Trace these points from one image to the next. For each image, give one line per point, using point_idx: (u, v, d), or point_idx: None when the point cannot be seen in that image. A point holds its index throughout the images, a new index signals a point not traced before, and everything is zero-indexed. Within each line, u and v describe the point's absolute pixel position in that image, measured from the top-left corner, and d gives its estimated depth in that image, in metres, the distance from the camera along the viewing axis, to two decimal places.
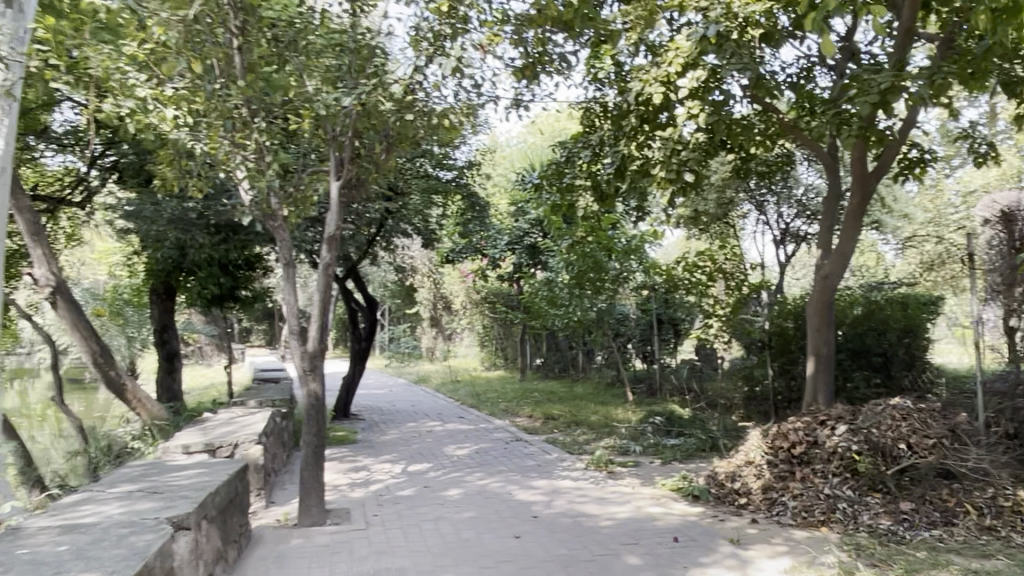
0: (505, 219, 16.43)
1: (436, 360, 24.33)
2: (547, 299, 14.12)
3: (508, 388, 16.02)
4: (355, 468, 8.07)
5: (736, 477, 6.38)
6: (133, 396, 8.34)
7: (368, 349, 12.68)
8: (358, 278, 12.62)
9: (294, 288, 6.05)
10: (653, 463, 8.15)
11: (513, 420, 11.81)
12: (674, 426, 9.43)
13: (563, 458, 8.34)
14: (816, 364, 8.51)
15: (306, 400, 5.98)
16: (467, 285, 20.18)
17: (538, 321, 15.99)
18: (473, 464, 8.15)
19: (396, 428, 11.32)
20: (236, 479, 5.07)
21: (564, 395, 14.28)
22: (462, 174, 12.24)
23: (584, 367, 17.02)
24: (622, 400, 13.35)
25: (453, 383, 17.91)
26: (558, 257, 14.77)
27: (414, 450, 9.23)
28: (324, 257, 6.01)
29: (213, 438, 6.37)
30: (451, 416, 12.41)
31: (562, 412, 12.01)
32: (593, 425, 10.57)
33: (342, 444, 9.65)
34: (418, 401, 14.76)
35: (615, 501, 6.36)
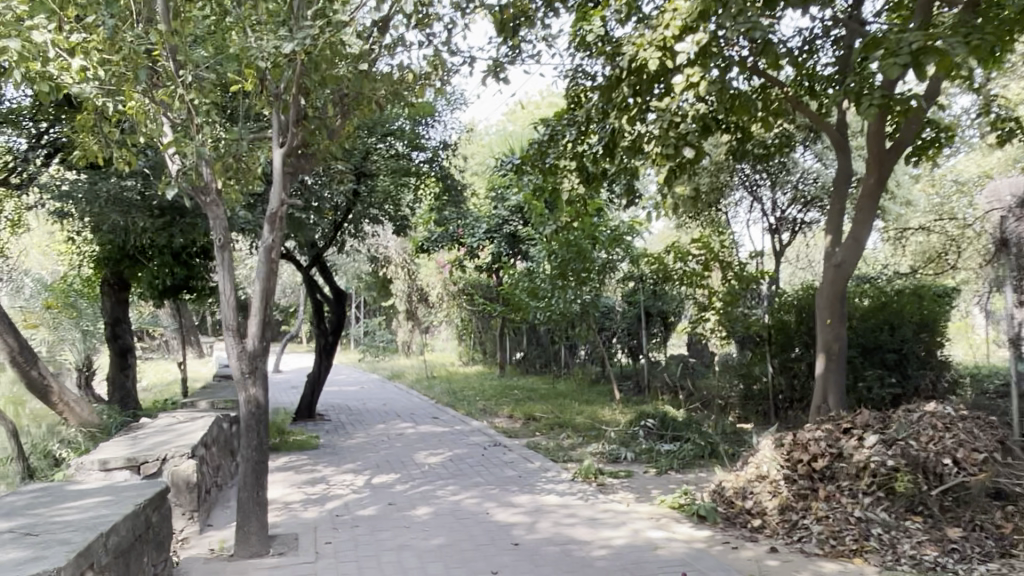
0: (482, 206, 15.54)
1: (412, 355, 23.38)
2: (528, 291, 13.23)
3: (486, 385, 15.11)
4: (312, 480, 7.15)
5: (748, 494, 5.55)
6: (60, 399, 7.36)
7: (335, 344, 11.73)
8: (323, 268, 11.66)
9: (231, 275, 5.10)
10: (648, 473, 7.28)
11: (491, 422, 10.91)
12: (668, 429, 8.58)
13: (546, 468, 7.46)
14: (827, 362, 7.65)
15: (245, 408, 5.04)
16: (443, 276, 19.23)
17: (519, 314, 15.10)
18: (446, 475, 7.25)
19: (364, 431, 10.39)
20: (151, 508, 4.14)
21: (547, 393, 13.40)
22: (439, 155, 11.30)
23: (566, 362, 16.15)
24: (608, 399, 12.51)
25: (429, 379, 16.97)
26: (540, 246, 13.87)
27: (381, 457, 8.31)
28: (267, 238, 5.07)
29: (138, 452, 5.45)
30: (425, 416, 11.49)
31: (545, 412, 11.13)
32: (579, 428, 9.71)
33: (302, 451, 8.71)
34: (391, 400, 13.83)
35: (609, 523, 5.49)
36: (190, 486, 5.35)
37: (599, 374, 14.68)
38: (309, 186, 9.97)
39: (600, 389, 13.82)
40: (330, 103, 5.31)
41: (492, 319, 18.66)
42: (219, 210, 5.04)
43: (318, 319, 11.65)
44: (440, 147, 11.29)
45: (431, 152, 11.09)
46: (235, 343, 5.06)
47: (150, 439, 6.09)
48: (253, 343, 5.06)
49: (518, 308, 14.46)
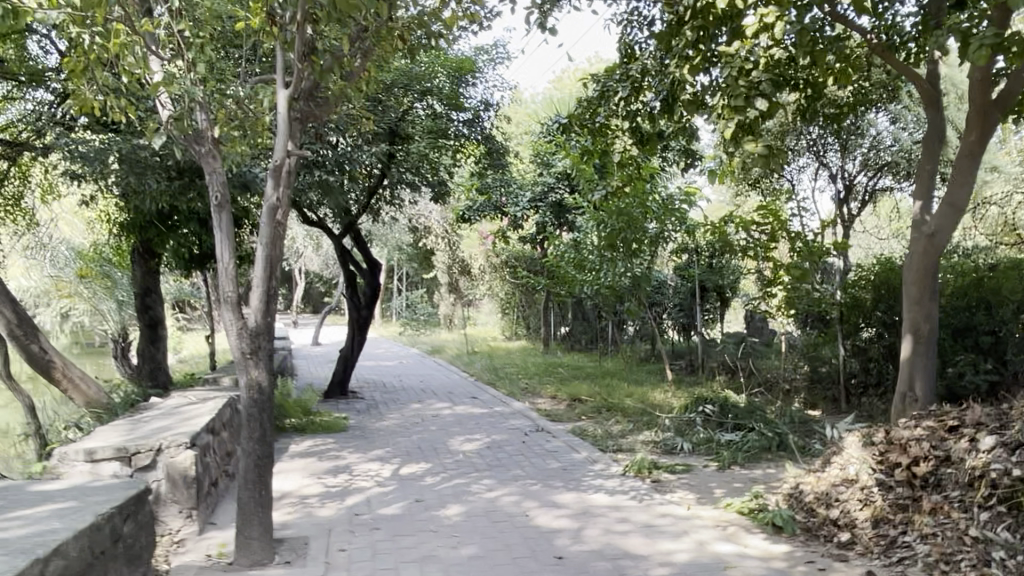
0: (528, 174, 14.74)
1: (454, 329, 22.77)
2: (575, 263, 12.41)
3: (530, 362, 14.39)
4: (334, 469, 6.47)
5: (833, 501, 4.73)
6: (63, 376, 6.71)
7: (369, 318, 11.05)
8: (357, 235, 10.98)
9: (231, 240, 4.38)
10: (708, 469, 6.47)
11: (534, 403, 10.19)
12: (730, 416, 7.75)
13: (593, 459, 6.68)
14: (914, 346, 6.72)
15: (245, 394, 4.34)
16: (486, 248, 18.48)
17: (565, 288, 14.32)
18: (482, 465, 6.51)
19: (397, 411, 9.73)
20: (123, 515, 3.45)
21: (593, 371, 12.63)
22: (484, 116, 10.50)
23: (613, 338, 15.36)
24: (659, 379, 11.69)
25: (470, 355, 16.30)
26: (587, 216, 13.05)
27: (412, 442, 7.61)
28: (270, 194, 4.34)
29: (131, 441, 4.81)
30: (463, 396, 10.80)
31: (592, 393, 10.38)
32: (628, 412, 8.92)
33: (330, 434, 8.08)
34: (429, 377, 13.17)
35: (668, 532, 4.71)
36: (187, 480, 4.68)
37: (649, 352, 13.84)
38: (336, 146, 9.23)
39: (650, 368, 12.99)
40: (349, 40, 4.70)
41: (536, 293, 17.92)
42: (217, 164, 4.33)
43: (351, 291, 10.99)
44: (484, 108, 10.48)
45: (474, 112, 10.27)
46: (235, 319, 4.35)
47: (153, 423, 5.48)
48: (256, 319, 4.35)
49: (563, 281, 13.68)
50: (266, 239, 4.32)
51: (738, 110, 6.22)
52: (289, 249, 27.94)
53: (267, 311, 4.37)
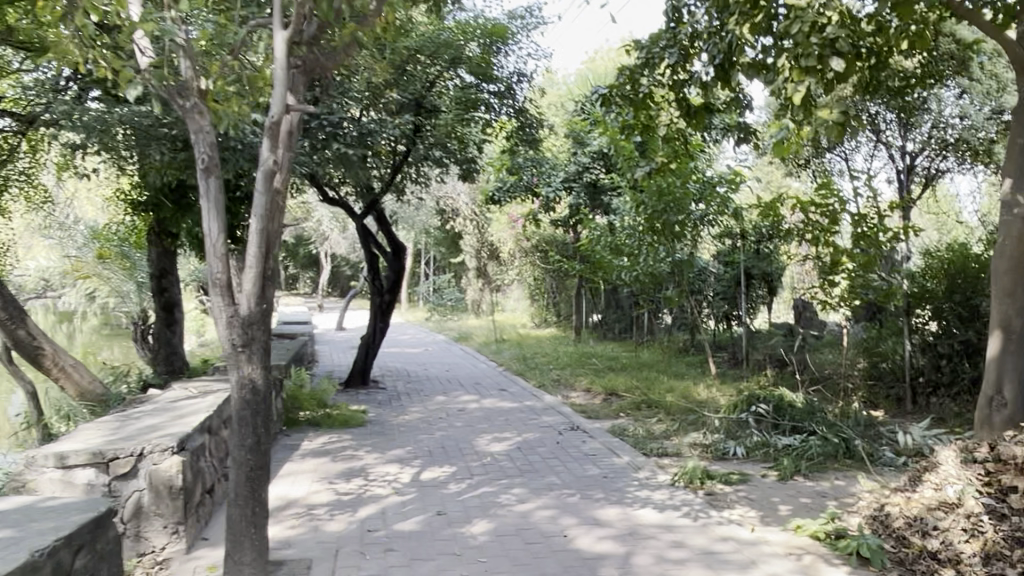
0: (561, 154, 13.96)
1: (482, 315, 22.12)
2: (611, 248, 11.66)
3: (561, 352, 13.69)
4: (348, 473, 5.81)
5: (931, 530, 4.00)
6: (54, 363, 6.10)
7: (392, 303, 10.37)
8: (381, 216, 10.28)
9: (220, 211, 3.70)
10: (766, 480, 5.74)
11: (567, 397, 9.49)
12: (787, 417, 7.00)
13: (636, 466, 5.97)
14: (1002, 344, 5.45)
15: (236, 393, 3.68)
16: (515, 232, 17.77)
17: (599, 274, 13.59)
18: (512, 471, 5.82)
19: (420, 403, 9.08)
20: (75, 544, 2.79)
21: (629, 363, 11.91)
22: (519, 88, 9.70)
23: (650, 327, 14.61)
24: (701, 372, 10.94)
25: (498, 342, 15.64)
26: (625, 197, 12.29)
27: (435, 441, 6.95)
28: (265, 157, 3.67)
29: (110, 444, 4.16)
30: (491, 387, 10.13)
31: (630, 387, 9.68)
32: (672, 409, 8.21)
33: (348, 430, 7.44)
34: (455, 366, 12.53)
35: (733, 562, 4.00)
36: (172, 490, 4.04)
37: (688, 343, 13.07)
38: (355, 117, 8.52)
39: (689, 359, 12.24)
40: None
41: (567, 279, 17.20)
42: (203, 120, 3.66)
43: (372, 276, 10.34)
44: (518, 78, 9.67)
45: (507, 83, 9.46)
46: (224, 304, 3.69)
47: (142, 421, 4.87)
48: (247, 304, 3.68)
49: (598, 267, 12.95)
50: (261, 211, 3.66)
51: (809, 73, 5.41)
52: (315, 231, 27.42)
53: (262, 295, 3.71)
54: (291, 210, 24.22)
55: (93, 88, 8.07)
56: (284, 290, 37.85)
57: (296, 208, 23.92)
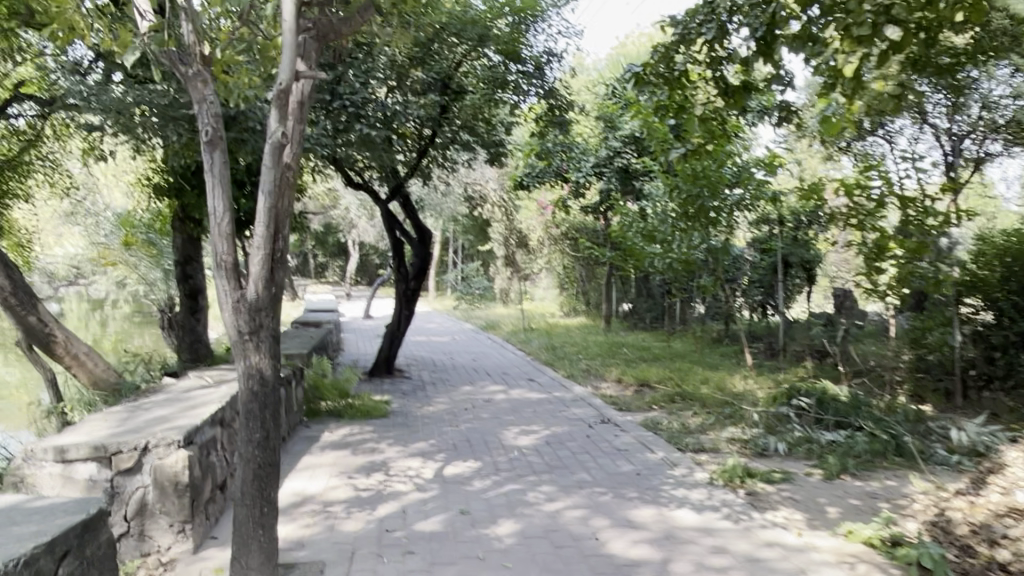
0: (592, 139, 13.60)
1: (510, 304, 21.85)
2: (643, 235, 11.31)
3: (590, 341, 13.37)
4: (368, 467, 5.55)
5: (999, 539, 3.65)
6: (66, 351, 5.89)
7: (418, 290, 10.10)
8: (406, 200, 10.00)
9: (226, 188, 3.43)
10: (811, 479, 5.39)
11: (598, 388, 9.19)
12: (830, 411, 6.64)
13: (671, 463, 5.64)
14: None
15: (243, 384, 3.42)
16: (544, 219, 17.44)
17: (630, 261, 13.24)
18: (540, 466, 5.54)
19: (446, 393, 8.82)
20: (59, 550, 2.53)
21: (661, 353, 11.56)
22: (549, 68, 9.35)
23: (682, 316, 14.24)
24: (736, 363, 10.57)
25: (527, 331, 15.35)
26: (657, 182, 11.92)
27: (460, 433, 6.68)
28: (273, 128, 3.39)
29: (114, 436, 3.92)
30: (519, 377, 9.85)
31: (662, 378, 9.36)
32: (707, 402, 7.87)
33: (370, 420, 7.20)
34: (482, 355, 12.26)
35: (781, 571, 3.68)
36: (177, 487, 3.79)
37: (722, 332, 12.69)
38: (379, 96, 8.25)
39: (723, 349, 11.85)
40: None
41: (597, 266, 16.86)
42: (207, 89, 3.39)
43: (397, 262, 10.07)
44: (548, 57, 9.31)
45: (536, 62, 9.10)
46: (229, 288, 3.39)
47: (151, 412, 4.63)
48: (254, 289, 3.39)
49: (629, 254, 12.60)
50: (269, 187, 3.38)
51: (860, 43, 5.05)
52: (343, 219, 27.28)
53: (270, 279, 3.42)
54: (319, 197, 24.08)
55: (113, 70, 7.88)
56: (313, 277, 37.83)
57: (324, 196, 23.79)
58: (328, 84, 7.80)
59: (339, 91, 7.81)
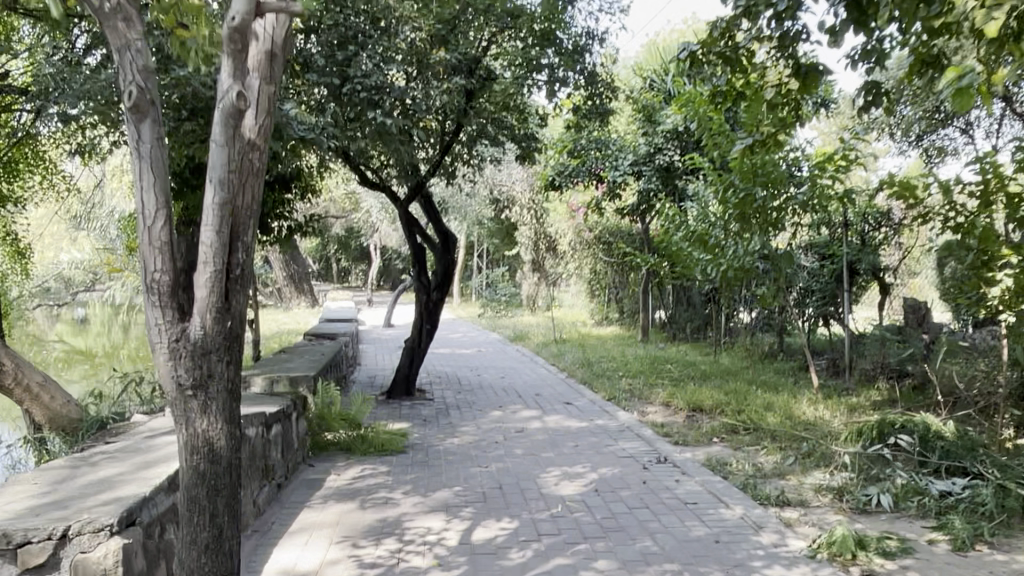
0: (629, 134, 12.53)
1: (538, 311, 20.73)
2: (691, 240, 10.16)
3: (627, 354, 12.28)
4: (378, 529, 4.48)
5: None
6: (18, 384, 5.06)
7: (440, 302, 9.03)
8: (427, 201, 8.92)
9: (159, 173, 2.35)
10: (936, 550, 4.24)
11: (645, 414, 8.09)
12: (935, 452, 5.51)
13: (756, 525, 4.52)
14: None
15: (183, 459, 2.37)
16: (575, 222, 16.29)
17: (674, 267, 12.11)
18: (592, 529, 4.45)
19: (473, 420, 7.76)
20: None
21: (710, 369, 10.45)
22: (590, 52, 8.30)
23: (727, 326, 13.08)
24: (798, 383, 9.42)
25: (558, 343, 14.29)
26: (704, 181, 10.82)
27: (491, 477, 5.61)
28: (226, 87, 2.31)
29: (29, 516, 2.89)
30: (554, 400, 8.75)
31: (718, 402, 8.24)
32: (777, 436, 6.73)
33: (386, 459, 6.14)
34: (511, 371, 11.19)
35: None
36: None
37: (776, 346, 11.51)
38: (396, 83, 7.02)
39: (779, 366, 10.67)
40: None
41: (632, 273, 15.74)
42: (133, 33, 2.33)
43: (418, 271, 9.02)
44: (587, 40, 8.26)
45: (574, 44, 8.05)
46: (165, 322, 2.33)
47: (96, 472, 3.59)
48: (200, 323, 2.34)
49: (673, 260, 11.48)
50: (220, 173, 2.33)
51: None
52: (364, 223, 26.35)
53: (223, 309, 2.37)
54: (339, 199, 23.14)
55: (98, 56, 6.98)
56: (335, 282, 37.00)
57: (345, 198, 22.85)
58: (337, 69, 6.71)
59: (350, 75, 6.66)
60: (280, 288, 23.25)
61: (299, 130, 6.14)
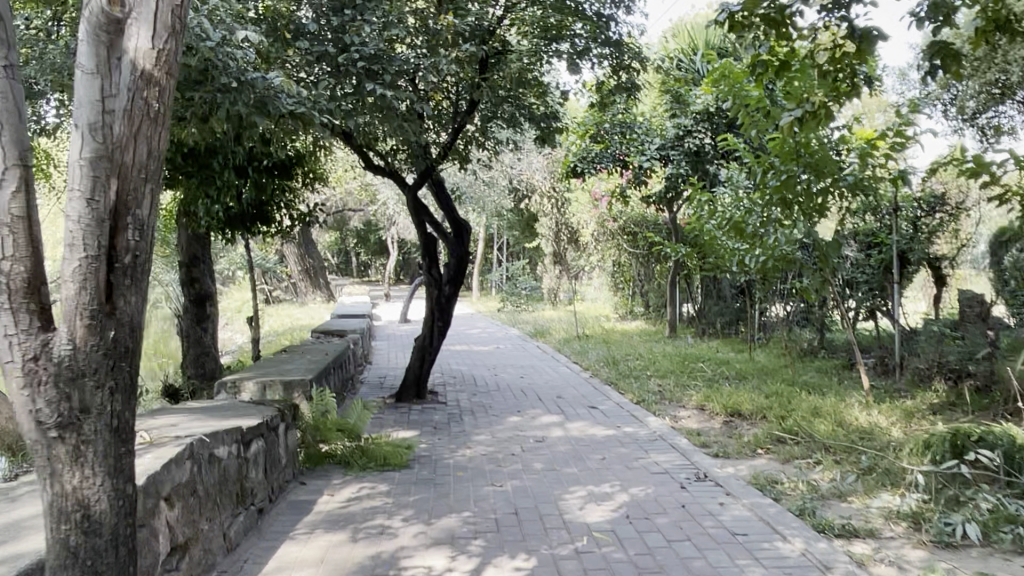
0: (655, 117, 11.75)
1: (560, 306, 19.96)
2: (728, 228, 9.31)
3: (655, 352, 11.52)
4: (370, 568, 3.76)
5: None
6: None
7: (452, 296, 8.32)
8: (438, 186, 8.20)
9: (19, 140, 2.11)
10: None
11: (679, 419, 7.32)
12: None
13: (822, 566, 3.76)
14: None
15: (54, 492, 2.18)
16: (598, 212, 15.52)
17: (705, 258, 11.33)
18: (624, 570, 3.71)
19: (489, 427, 7.03)
20: None
21: (746, 369, 9.67)
22: (613, 20, 7.45)
23: (761, 321, 12.29)
24: (845, 385, 8.60)
25: (581, 339, 13.55)
26: (737, 164, 10.02)
27: (506, 499, 4.87)
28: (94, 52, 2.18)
29: None
30: (577, 403, 8.02)
31: (759, 405, 7.47)
32: (832, 448, 5.94)
33: (387, 476, 5.42)
34: (531, 371, 10.46)
35: None
36: None
37: (816, 342, 10.70)
38: (399, 52, 6.32)
39: (821, 364, 9.84)
40: None
41: (659, 265, 14.93)
42: None
43: (428, 265, 8.29)
44: (612, 8, 7.44)
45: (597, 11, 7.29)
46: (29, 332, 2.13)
47: (14, 510, 2.89)
48: (69, 338, 2.15)
49: (705, 250, 10.67)
50: (95, 151, 2.17)
51: None
52: (380, 216, 25.72)
53: (98, 322, 2.19)
54: (355, 191, 22.50)
55: None
56: (353, 277, 36.50)
57: (362, 190, 22.21)
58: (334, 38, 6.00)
59: (345, 44, 5.93)
60: (295, 282, 22.64)
61: (288, 103, 5.43)
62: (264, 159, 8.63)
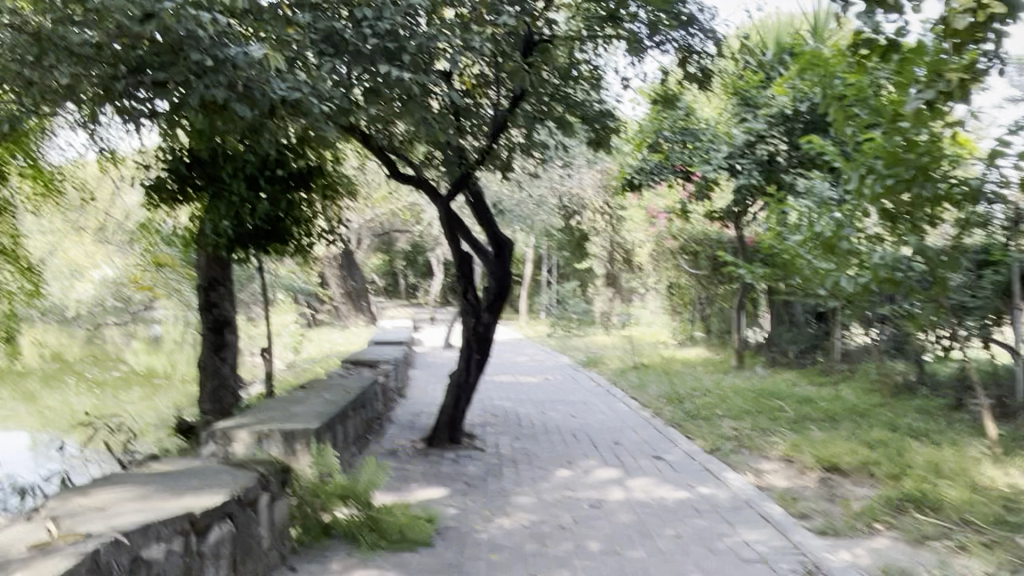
0: (722, 123, 10.50)
1: (614, 330, 18.72)
2: (815, 244, 7.97)
3: (725, 385, 10.22)
4: None
5: None
6: None
7: (492, 325, 7.13)
8: (476, 198, 7.01)
9: None
10: None
11: (765, 476, 6.02)
12: None
13: None
14: None
15: None
16: (656, 230, 14.30)
17: (780, 280, 10.02)
18: None
19: (534, 485, 5.80)
20: None
21: (835, 409, 8.32)
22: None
23: (843, 350, 10.87)
24: (961, 430, 7.18)
25: (640, 369, 12.30)
26: (821, 172, 8.72)
27: None
28: None
29: None
30: (640, 453, 6.75)
31: (863, 458, 6.15)
32: (975, 524, 4.60)
33: (399, 561, 4.22)
34: (585, 408, 9.20)
35: None
36: None
37: (913, 376, 9.29)
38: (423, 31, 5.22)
39: (924, 403, 8.43)
40: None
41: (724, 286, 13.59)
42: None
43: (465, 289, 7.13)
44: None
45: None
46: None
47: None
48: None
49: (785, 271, 9.33)
50: None
51: None
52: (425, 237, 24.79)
53: None
54: (398, 211, 21.53)
55: None
56: (401, 299, 35.66)
57: (405, 210, 21.30)
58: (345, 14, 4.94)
59: None
60: (337, 306, 21.74)
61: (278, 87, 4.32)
62: (279, 166, 7.47)
